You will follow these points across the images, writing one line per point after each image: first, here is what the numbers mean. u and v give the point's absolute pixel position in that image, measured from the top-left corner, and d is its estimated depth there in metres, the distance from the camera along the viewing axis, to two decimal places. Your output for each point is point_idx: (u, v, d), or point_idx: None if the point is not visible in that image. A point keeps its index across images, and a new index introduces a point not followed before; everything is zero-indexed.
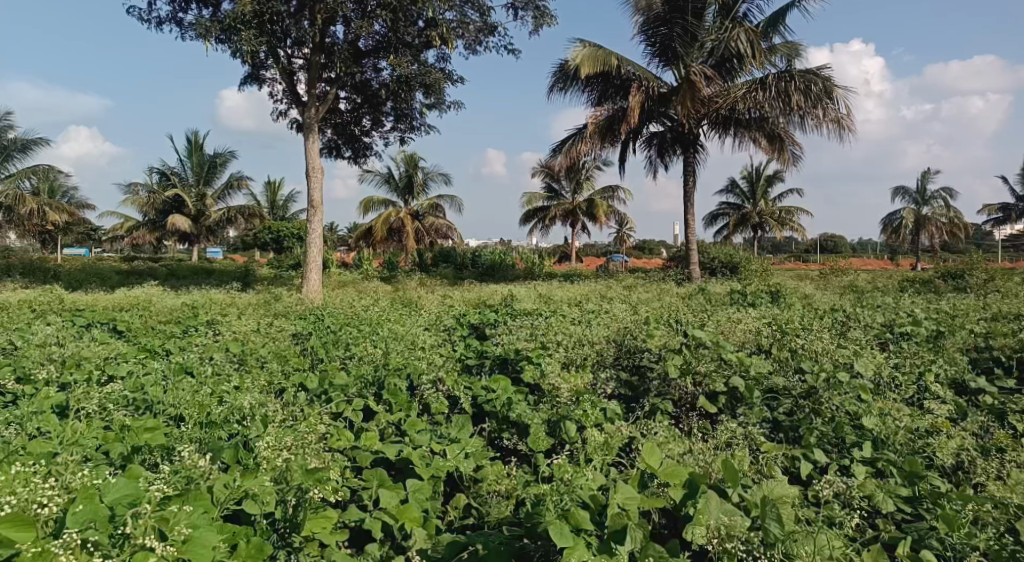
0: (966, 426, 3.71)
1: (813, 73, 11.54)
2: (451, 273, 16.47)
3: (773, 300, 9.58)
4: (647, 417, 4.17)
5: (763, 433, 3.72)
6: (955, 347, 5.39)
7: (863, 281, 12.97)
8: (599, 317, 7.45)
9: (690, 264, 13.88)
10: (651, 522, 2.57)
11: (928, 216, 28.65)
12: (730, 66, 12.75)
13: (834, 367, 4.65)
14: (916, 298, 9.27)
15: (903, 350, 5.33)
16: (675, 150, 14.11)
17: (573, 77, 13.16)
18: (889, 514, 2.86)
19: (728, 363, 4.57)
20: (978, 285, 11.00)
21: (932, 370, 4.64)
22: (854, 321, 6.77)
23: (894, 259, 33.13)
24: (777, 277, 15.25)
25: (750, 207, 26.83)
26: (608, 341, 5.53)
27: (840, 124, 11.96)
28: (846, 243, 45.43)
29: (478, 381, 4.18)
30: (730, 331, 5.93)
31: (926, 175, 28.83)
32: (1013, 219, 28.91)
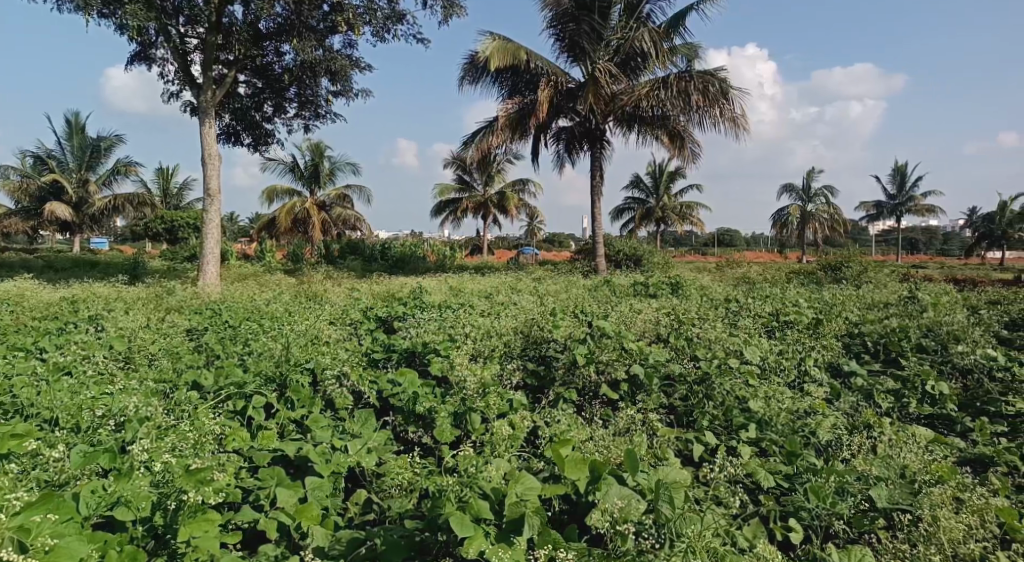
0: (838, 406, 4.03)
1: (711, 74, 12.10)
2: (360, 265, 16.13)
3: (674, 291, 10.03)
4: (551, 406, 4.28)
5: (659, 418, 3.90)
6: (832, 334, 5.83)
7: (754, 272, 13.79)
8: (507, 309, 7.55)
9: (597, 256, 14.26)
10: (551, 508, 2.64)
11: (812, 213, 30.72)
12: (634, 65, 13.07)
13: (725, 354, 4.93)
14: (800, 288, 9.97)
15: (787, 337, 5.72)
16: (583, 145, 14.40)
17: (483, 70, 13.17)
18: (769, 489, 3.07)
19: (629, 352, 4.75)
20: (853, 277, 11.95)
21: (811, 356, 5.00)
22: (745, 311, 7.18)
23: (783, 252, 35.35)
24: (678, 269, 15.94)
25: (654, 202, 27.78)
26: (515, 331, 5.61)
27: (735, 123, 12.59)
28: (740, 237, 47.97)
29: (384, 375, 4.12)
30: (631, 321, 6.14)
31: (810, 174, 30.87)
32: (885, 216, 31.51)
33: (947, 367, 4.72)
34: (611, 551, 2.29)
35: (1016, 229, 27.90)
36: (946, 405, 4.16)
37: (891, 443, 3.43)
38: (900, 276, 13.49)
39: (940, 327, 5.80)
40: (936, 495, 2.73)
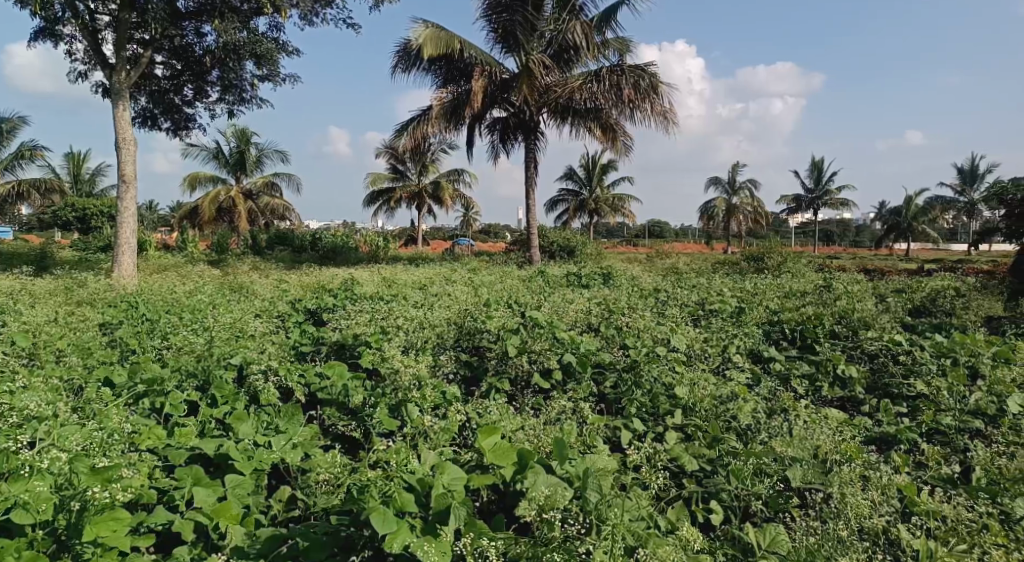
0: (759, 391, 4.20)
1: (642, 68, 12.34)
2: (289, 256, 15.65)
3: (605, 282, 10.20)
4: (483, 396, 4.29)
5: (589, 406, 3.96)
6: (754, 322, 6.07)
7: (682, 263, 14.19)
8: (440, 300, 7.50)
9: (531, 247, 14.34)
10: (480, 499, 2.64)
11: (737, 206, 31.84)
12: (567, 57, 13.15)
13: (653, 343, 5.05)
14: (725, 278, 10.33)
15: (712, 326, 5.91)
16: (517, 136, 14.43)
17: (416, 58, 12.96)
18: (693, 472, 3.17)
19: (561, 342, 4.80)
20: (773, 267, 12.48)
21: (734, 343, 5.19)
22: (673, 300, 7.39)
23: (710, 243, 36.54)
24: (610, 260, 16.24)
25: (588, 193, 28.13)
26: (447, 323, 5.57)
27: (665, 117, 12.89)
28: (669, 229, 49.25)
29: (312, 368, 4.02)
30: (564, 311, 6.21)
31: (735, 168, 31.96)
32: (804, 209, 33.00)
33: (857, 352, 4.99)
34: (538, 539, 2.31)
35: (920, 222, 29.78)
36: (854, 388, 4.40)
37: (806, 426, 3.60)
38: (817, 266, 14.19)
39: (852, 314, 6.13)
40: (845, 473, 2.88)
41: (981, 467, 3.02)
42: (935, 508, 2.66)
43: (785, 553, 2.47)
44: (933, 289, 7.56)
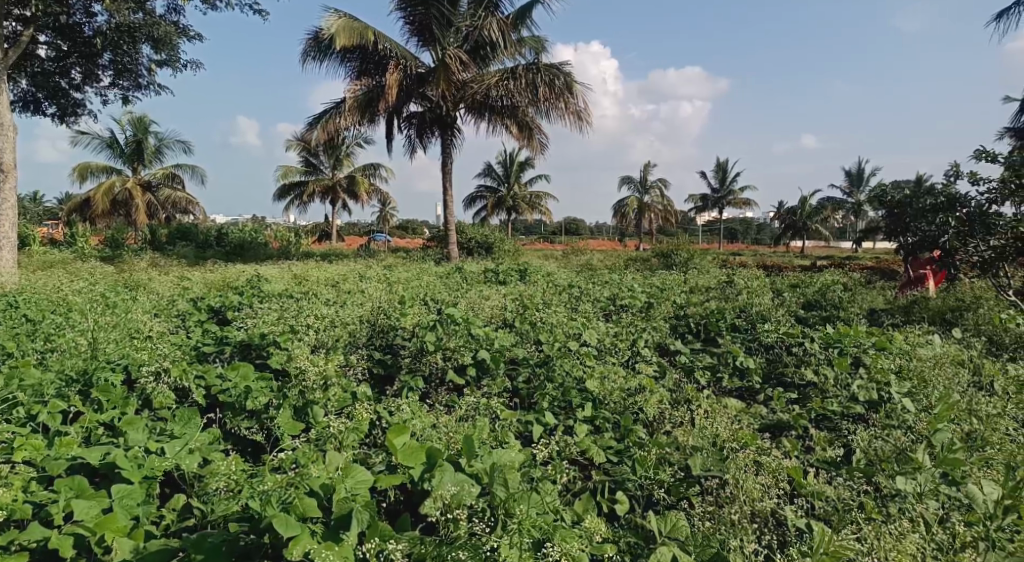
0: (664, 383, 4.35)
1: (557, 68, 12.53)
2: (192, 252, 14.88)
3: (522, 278, 10.29)
4: (397, 394, 4.23)
5: (502, 402, 3.99)
6: (662, 317, 6.29)
7: (597, 260, 14.50)
8: (353, 297, 7.33)
9: (448, 244, 14.27)
10: (386, 499, 2.61)
11: (649, 204, 32.87)
12: (483, 54, 13.14)
13: (566, 337, 5.14)
14: (636, 275, 10.65)
15: (622, 321, 6.08)
16: (434, 131, 14.29)
17: (328, 47, 12.58)
18: (601, 463, 3.26)
19: (476, 338, 4.79)
20: (681, 263, 12.99)
21: (642, 337, 5.35)
22: (586, 296, 7.55)
23: (624, 241, 37.56)
24: (527, 256, 16.41)
25: (505, 190, 28.24)
26: (360, 320, 5.45)
27: (579, 116, 13.14)
28: (584, 226, 50.23)
29: (213, 369, 3.83)
30: (479, 308, 6.22)
31: (647, 168, 32.96)
32: (710, 208, 34.47)
33: (754, 344, 5.26)
34: (443, 537, 2.30)
35: (813, 221, 31.74)
36: (752, 378, 4.64)
37: (707, 415, 3.77)
38: (721, 263, 14.87)
39: (751, 308, 6.47)
40: (739, 459, 3.02)
41: (861, 449, 3.24)
42: (820, 489, 2.84)
43: (684, 539, 2.57)
44: (823, 284, 8.09)
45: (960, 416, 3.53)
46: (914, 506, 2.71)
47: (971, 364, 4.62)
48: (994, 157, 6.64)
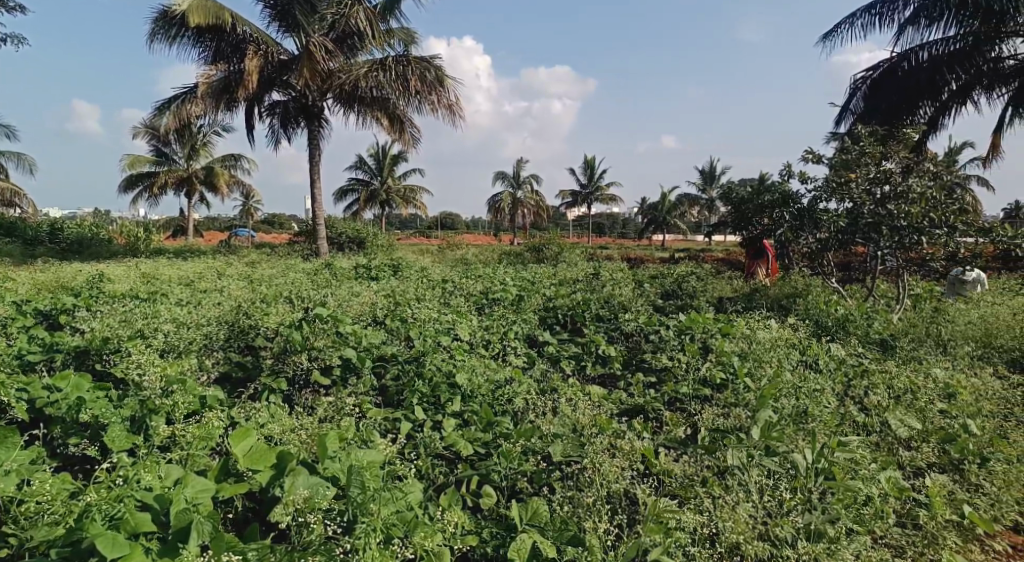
0: (531, 374, 4.45)
1: (427, 61, 12.42)
2: (19, 250, 13.25)
3: (395, 274, 10.11)
4: (256, 398, 4.00)
5: (368, 401, 3.89)
6: (532, 309, 6.43)
7: (471, 254, 14.56)
8: (210, 296, 6.84)
9: (317, 239, 13.72)
10: (235, 509, 2.47)
11: (522, 200, 33.48)
12: (350, 43, 12.70)
13: (437, 332, 5.11)
14: (508, 268, 10.80)
15: (493, 314, 6.15)
16: (299, 122, 13.66)
17: (178, 27, 11.63)
18: (467, 457, 3.27)
19: (343, 337, 4.63)
20: (552, 257, 13.37)
21: (513, 330, 5.45)
22: (459, 290, 7.55)
23: (498, 236, 38.05)
24: (400, 251, 16.17)
25: (378, 183, 27.62)
26: (216, 321, 5.11)
27: (451, 110, 13.12)
28: (460, 221, 50.27)
29: (38, 381, 3.42)
30: (348, 305, 6.04)
31: (519, 163, 33.55)
32: (579, 204, 35.72)
33: (617, 334, 5.51)
34: (295, 544, 2.23)
35: (673, 216, 33.79)
36: (613, 365, 4.86)
37: (571, 403, 3.91)
38: (588, 256, 15.49)
39: (614, 299, 6.77)
40: (596, 444, 3.15)
41: (706, 427, 3.50)
42: (669, 467, 3.03)
43: (543, 524, 2.64)
44: (679, 274, 8.63)
45: (789, 392, 3.90)
46: (748, 476, 2.97)
47: (800, 345, 5.13)
48: (819, 158, 7.39)
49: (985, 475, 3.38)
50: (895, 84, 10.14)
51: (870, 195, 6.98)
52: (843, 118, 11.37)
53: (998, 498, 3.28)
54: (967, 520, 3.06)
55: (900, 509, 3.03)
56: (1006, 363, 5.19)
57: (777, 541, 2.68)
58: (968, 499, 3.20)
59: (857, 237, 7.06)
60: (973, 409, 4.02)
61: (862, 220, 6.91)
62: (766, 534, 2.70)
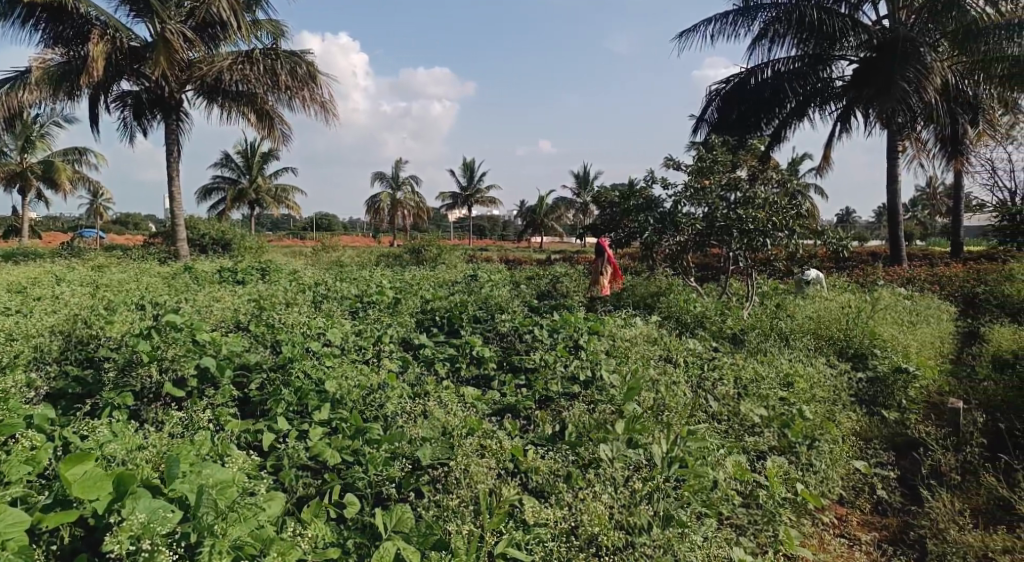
0: (403, 378, 4.38)
1: (298, 56, 11.94)
2: None
3: (263, 277, 9.63)
4: (97, 415, 3.64)
5: (228, 412, 3.66)
6: (408, 312, 6.35)
7: (346, 256, 14.15)
8: (45, 304, 6.16)
9: (177, 240, 12.77)
10: (61, 539, 2.23)
11: (401, 201, 33.05)
12: (212, 33, 11.89)
13: (305, 338, 4.91)
14: (384, 270, 10.63)
15: (367, 318, 6.01)
16: (154, 114, 12.66)
17: (8, 5, 10.41)
18: (335, 465, 3.15)
19: (200, 344, 4.33)
20: (430, 259, 13.29)
21: (387, 333, 5.34)
22: (331, 294, 7.32)
23: (377, 238, 37.30)
24: (270, 254, 15.41)
25: (247, 182, 26.16)
26: (52, 332, 4.61)
27: (324, 107, 12.69)
28: (336, 222, 48.76)
29: None
30: (208, 311, 5.67)
31: (398, 164, 33.09)
32: (459, 206, 35.80)
33: (492, 334, 5.57)
34: None
35: (550, 219, 34.77)
36: (487, 366, 4.90)
37: (442, 406, 3.89)
38: (467, 258, 15.55)
39: (490, 300, 6.83)
40: (466, 445, 3.16)
41: (572, 424, 3.61)
42: (537, 464, 3.10)
43: (408, 531, 2.61)
44: (553, 276, 8.85)
45: (649, 386, 4.13)
46: (610, 469, 3.09)
47: (661, 341, 5.43)
48: (679, 165, 7.87)
49: (814, 454, 3.77)
50: (744, 95, 11.05)
51: (724, 200, 7.52)
52: (699, 127, 12.19)
53: (824, 475, 3.66)
54: (800, 497, 3.38)
55: (743, 491, 3.31)
56: (836, 352, 5.80)
57: (631, 529, 2.81)
58: (801, 477, 3.54)
59: (712, 239, 7.61)
60: (808, 396, 4.45)
61: (716, 223, 7.45)
62: (623, 523, 2.82)
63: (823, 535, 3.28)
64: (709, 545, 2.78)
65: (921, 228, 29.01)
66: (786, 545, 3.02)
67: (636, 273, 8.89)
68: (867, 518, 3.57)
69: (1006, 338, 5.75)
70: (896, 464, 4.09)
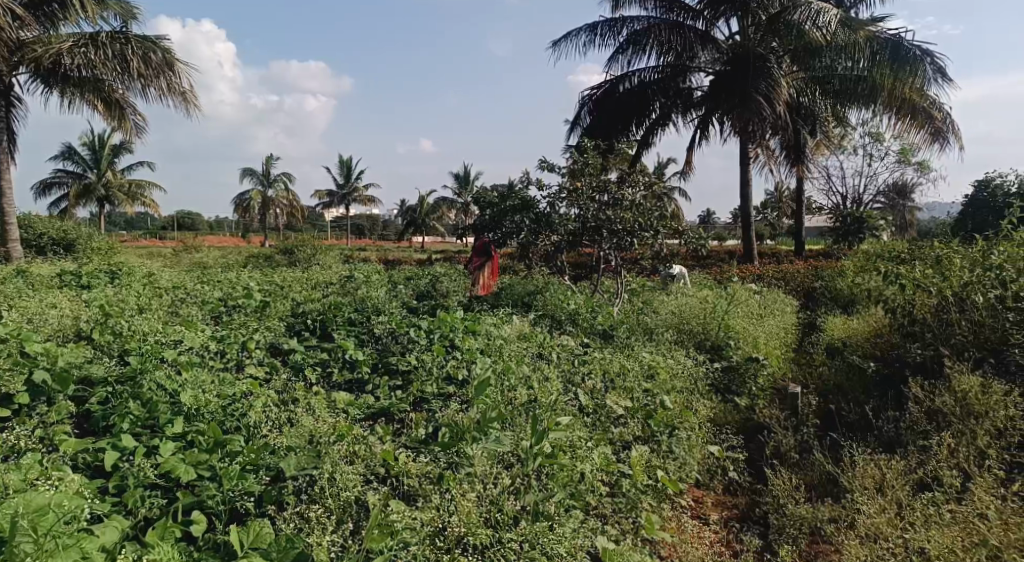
0: (269, 385, 4.17)
1: (152, 41, 11.02)
2: None
3: (113, 281, 8.81)
4: None
5: (66, 430, 3.30)
6: (277, 316, 6.05)
7: (210, 257, 13.28)
8: None
9: (9, 241, 11.37)
10: None
11: (272, 199, 31.50)
12: (48, 12, 10.67)
13: (159, 346, 4.54)
14: (252, 272, 10.09)
15: (232, 323, 5.67)
16: None
17: None
18: (189, 483, 2.92)
19: (31, 357, 3.88)
20: (303, 260, 12.76)
21: (253, 338, 5.06)
22: (191, 297, 6.83)
23: (247, 237, 35.35)
24: (122, 255, 14.14)
25: (94, 177, 23.83)
26: None
27: (184, 98, 11.82)
28: (200, 221, 45.64)
29: None
30: (43, 320, 5.09)
31: (269, 160, 31.53)
32: (336, 204, 34.71)
33: (367, 337, 5.43)
34: None
35: (431, 218, 34.58)
36: (360, 369, 4.76)
37: (311, 413, 3.73)
38: (344, 258, 15.10)
39: (366, 301, 6.67)
40: (334, 452, 3.06)
41: (445, 424, 3.59)
42: (408, 467, 3.07)
43: (267, 547, 2.51)
44: (432, 275, 8.78)
45: (523, 384, 4.19)
46: (480, 467, 3.11)
47: (536, 338, 5.54)
48: (553, 166, 8.06)
49: (674, 442, 4.01)
50: (614, 102, 11.54)
51: (595, 201, 7.79)
52: (573, 131, 12.56)
53: (683, 461, 3.91)
54: (660, 483, 3.58)
55: (608, 480, 3.46)
56: (696, 345, 6.19)
57: (498, 526, 2.86)
58: (661, 465, 3.74)
59: (585, 239, 7.86)
60: (670, 387, 4.71)
61: (588, 224, 7.70)
62: (490, 520, 2.86)
63: (680, 517, 3.50)
64: (574, 537, 2.88)
65: (771, 228, 31.70)
66: (646, 529, 3.20)
67: (513, 272, 9.03)
68: (720, 499, 3.86)
69: (838, 327, 6.41)
70: (745, 446, 4.44)
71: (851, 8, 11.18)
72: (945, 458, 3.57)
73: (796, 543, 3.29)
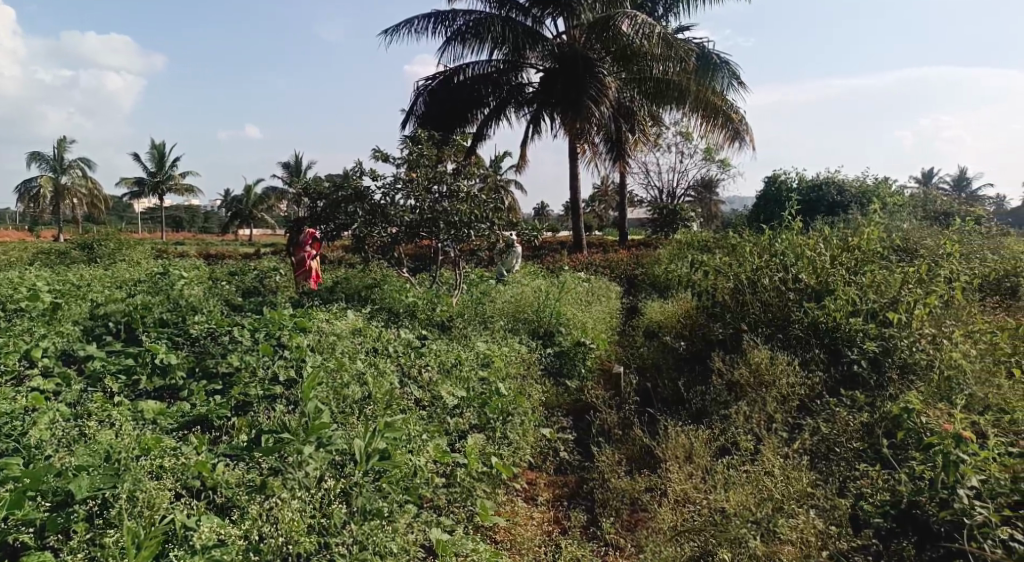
0: (60, 399, 3.65)
1: None
2: None
3: None
4: None
5: None
6: (71, 319, 5.32)
7: None
8: None
9: None
10: None
11: (67, 187, 27.81)
12: None
13: None
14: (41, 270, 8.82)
15: (12, 329, 4.89)
16: None
17: None
18: None
19: None
20: (106, 256, 11.38)
21: (40, 345, 4.41)
22: None
23: (35, 231, 30.88)
24: None
25: None
26: None
27: None
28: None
29: None
30: None
31: (62, 143, 27.77)
32: (146, 194, 31.42)
33: (181, 338, 4.96)
34: None
35: (258, 209, 32.54)
36: (175, 374, 4.33)
37: (111, 425, 3.32)
38: (156, 254, 13.69)
39: (181, 299, 6.09)
40: (137, 468, 2.75)
41: (269, 427, 3.37)
42: (225, 478, 2.85)
43: None
44: (258, 270, 8.21)
45: (356, 380, 4.06)
46: (306, 470, 2.97)
47: (370, 332, 5.40)
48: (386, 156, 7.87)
49: (508, 428, 4.11)
50: (449, 93, 11.55)
51: (430, 193, 7.73)
52: (408, 121, 12.38)
53: (516, 446, 4.02)
54: (494, 469, 3.65)
55: (443, 471, 3.46)
56: (530, 332, 6.38)
57: (326, 531, 2.74)
58: (494, 451, 3.80)
59: (422, 231, 7.69)
60: (504, 374, 4.81)
61: (424, 216, 7.57)
62: (315, 526, 2.73)
63: (513, 502, 3.60)
64: (406, 532, 2.85)
65: (597, 220, 33.60)
66: (480, 515, 3.27)
67: (348, 265, 8.70)
68: (551, 479, 4.03)
69: (655, 311, 6.94)
70: (575, 428, 4.66)
71: (663, 16, 12.11)
72: (741, 425, 3.99)
73: (617, 514, 3.51)
